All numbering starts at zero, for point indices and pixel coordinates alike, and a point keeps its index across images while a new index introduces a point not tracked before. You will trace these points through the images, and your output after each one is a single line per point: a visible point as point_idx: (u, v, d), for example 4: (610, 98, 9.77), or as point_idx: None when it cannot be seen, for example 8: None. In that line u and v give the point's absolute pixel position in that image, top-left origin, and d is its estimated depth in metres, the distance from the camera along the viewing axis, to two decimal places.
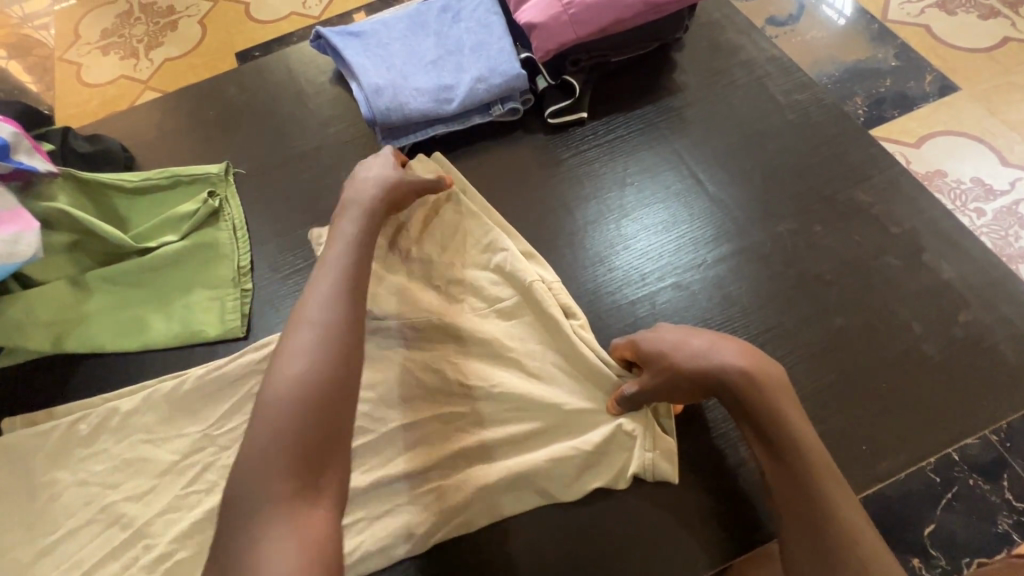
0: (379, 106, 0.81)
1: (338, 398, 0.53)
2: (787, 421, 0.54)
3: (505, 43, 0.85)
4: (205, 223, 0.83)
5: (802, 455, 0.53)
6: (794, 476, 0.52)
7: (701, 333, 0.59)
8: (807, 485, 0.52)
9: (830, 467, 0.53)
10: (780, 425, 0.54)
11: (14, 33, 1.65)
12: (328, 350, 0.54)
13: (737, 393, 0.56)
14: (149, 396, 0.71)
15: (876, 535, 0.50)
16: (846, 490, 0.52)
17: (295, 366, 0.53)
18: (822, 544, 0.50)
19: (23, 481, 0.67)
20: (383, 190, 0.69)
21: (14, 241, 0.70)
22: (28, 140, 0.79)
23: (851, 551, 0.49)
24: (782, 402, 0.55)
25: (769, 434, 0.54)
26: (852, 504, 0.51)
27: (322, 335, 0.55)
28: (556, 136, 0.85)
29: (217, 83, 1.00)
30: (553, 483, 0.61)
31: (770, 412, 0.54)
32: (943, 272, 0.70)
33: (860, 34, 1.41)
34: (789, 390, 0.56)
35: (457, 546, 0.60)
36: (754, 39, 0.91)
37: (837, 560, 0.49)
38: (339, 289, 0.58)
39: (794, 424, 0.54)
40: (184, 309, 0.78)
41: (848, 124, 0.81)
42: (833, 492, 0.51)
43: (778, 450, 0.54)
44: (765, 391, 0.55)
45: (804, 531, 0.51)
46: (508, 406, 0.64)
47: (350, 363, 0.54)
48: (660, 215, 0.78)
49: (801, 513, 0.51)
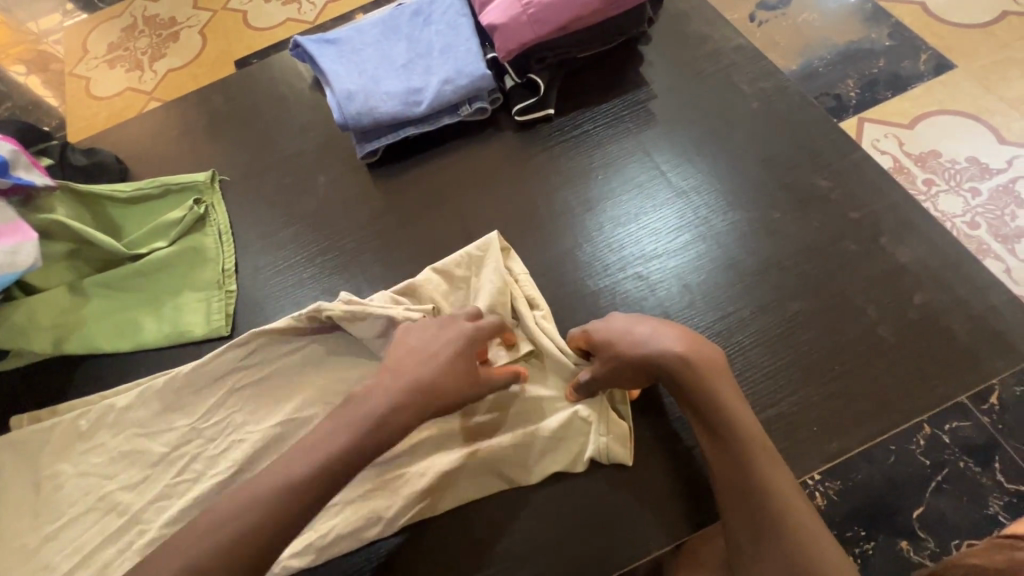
0: (351, 111, 0.85)
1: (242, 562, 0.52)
2: (721, 403, 0.56)
3: (472, 44, 0.87)
4: (192, 229, 0.87)
5: (734, 434, 0.55)
6: (728, 454, 0.55)
7: (646, 322, 0.62)
8: (740, 463, 0.54)
9: (763, 445, 0.55)
10: (717, 408, 0.56)
11: (31, 49, 1.73)
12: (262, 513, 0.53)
13: (676, 377, 0.58)
14: (141, 393, 0.75)
15: (807, 506, 0.52)
16: (780, 466, 0.54)
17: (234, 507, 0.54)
18: (756, 517, 0.52)
19: (30, 473, 0.73)
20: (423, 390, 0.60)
21: (14, 252, 0.75)
22: (27, 157, 0.84)
23: (782, 522, 0.51)
24: (719, 385, 0.57)
25: (705, 417, 0.56)
26: (784, 477, 0.54)
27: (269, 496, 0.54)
28: (524, 133, 0.87)
29: (205, 93, 1.05)
30: (513, 467, 0.64)
31: (707, 394, 0.57)
32: (900, 256, 0.70)
33: (852, 14, 1.39)
34: (727, 372, 0.59)
35: (424, 529, 0.63)
36: (720, 29, 0.92)
37: (770, 533, 0.51)
38: (274, 499, 0.54)
39: (728, 406, 0.56)
40: (173, 311, 0.82)
41: (811, 110, 0.82)
42: (764, 468, 0.54)
43: (713, 432, 0.56)
44: (698, 375, 0.57)
45: (741, 506, 0.53)
46: (471, 396, 0.67)
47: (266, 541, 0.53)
48: (624, 207, 0.79)
49: (737, 490, 0.53)
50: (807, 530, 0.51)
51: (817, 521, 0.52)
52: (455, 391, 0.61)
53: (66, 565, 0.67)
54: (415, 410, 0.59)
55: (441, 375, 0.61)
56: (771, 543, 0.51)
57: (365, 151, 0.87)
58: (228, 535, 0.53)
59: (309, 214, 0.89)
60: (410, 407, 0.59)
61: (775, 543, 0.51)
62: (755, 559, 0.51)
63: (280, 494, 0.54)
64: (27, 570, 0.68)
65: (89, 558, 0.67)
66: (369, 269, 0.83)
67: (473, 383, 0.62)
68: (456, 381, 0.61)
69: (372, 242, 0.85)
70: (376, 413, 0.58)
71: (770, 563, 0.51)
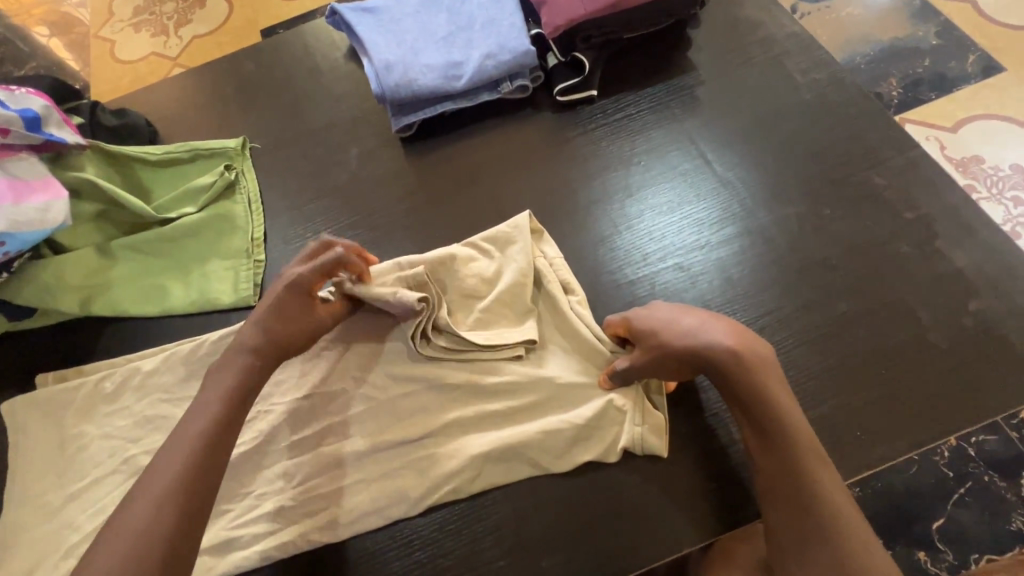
0: (389, 83, 0.83)
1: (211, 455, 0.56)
2: (772, 402, 0.54)
3: (516, 18, 0.84)
4: (222, 195, 0.86)
5: (785, 435, 0.53)
6: (777, 456, 0.53)
7: (693, 314, 0.60)
8: (789, 463, 0.52)
9: (810, 444, 0.53)
10: (767, 405, 0.54)
11: (51, 10, 1.70)
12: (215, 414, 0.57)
13: (725, 373, 0.56)
14: (167, 358, 0.75)
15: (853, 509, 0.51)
16: (828, 467, 0.53)
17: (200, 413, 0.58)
18: (802, 521, 0.51)
19: (55, 432, 0.73)
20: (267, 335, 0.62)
21: (44, 209, 0.74)
22: (59, 114, 0.83)
23: (827, 524, 0.50)
24: (768, 381, 0.55)
25: (756, 414, 0.55)
26: (830, 478, 0.52)
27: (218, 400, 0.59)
28: (564, 114, 0.85)
29: (236, 59, 1.03)
30: (544, 454, 0.62)
31: (755, 389, 0.55)
32: (956, 260, 0.68)
33: (899, 10, 1.34)
34: (776, 368, 0.57)
35: (450, 510, 0.62)
36: (773, 15, 0.88)
37: (816, 537, 0.50)
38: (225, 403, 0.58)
39: (779, 407, 0.54)
40: (201, 278, 0.81)
41: (867, 104, 0.79)
42: (813, 472, 0.52)
43: (764, 431, 0.54)
44: (750, 371, 0.55)
45: (786, 506, 0.52)
46: (503, 380, 0.65)
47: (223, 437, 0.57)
48: (666, 196, 0.77)
49: (785, 491, 0.52)
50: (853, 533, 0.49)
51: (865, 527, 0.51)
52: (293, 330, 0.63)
53: (88, 526, 0.67)
54: (266, 356, 0.61)
55: (271, 324, 0.62)
56: (815, 546, 0.50)
57: (400, 125, 0.85)
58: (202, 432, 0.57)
59: (338, 187, 0.87)
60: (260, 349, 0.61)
61: (820, 548, 0.49)
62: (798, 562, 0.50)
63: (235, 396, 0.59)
64: (50, 527, 0.67)
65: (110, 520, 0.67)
66: (398, 246, 0.81)
67: (305, 328, 0.64)
68: (290, 321, 0.63)
69: (402, 219, 0.83)
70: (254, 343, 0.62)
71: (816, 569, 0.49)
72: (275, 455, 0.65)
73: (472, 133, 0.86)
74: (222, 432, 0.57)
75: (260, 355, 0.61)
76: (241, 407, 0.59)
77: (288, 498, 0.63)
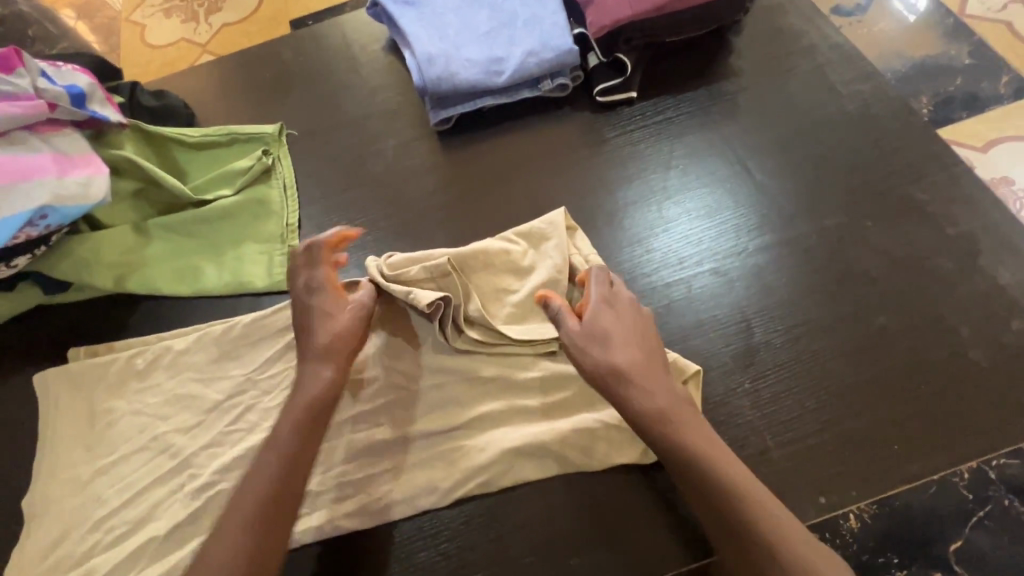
0: (430, 75, 0.83)
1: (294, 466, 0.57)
2: (686, 449, 0.54)
3: (559, 17, 0.85)
4: (258, 179, 0.87)
5: (710, 485, 0.53)
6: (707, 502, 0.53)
7: (620, 349, 0.58)
8: (719, 513, 0.52)
9: (741, 481, 0.53)
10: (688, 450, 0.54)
11: None
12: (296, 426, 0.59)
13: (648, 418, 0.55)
14: (200, 338, 0.75)
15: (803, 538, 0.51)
16: (764, 498, 0.53)
17: (284, 425, 0.59)
18: (758, 575, 0.50)
19: (86, 405, 0.73)
20: (325, 340, 0.62)
21: (86, 184, 0.75)
22: (102, 92, 0.84)
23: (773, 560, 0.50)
24: (683, 421, 0.55)
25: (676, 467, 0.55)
26: (772, 513, 0.52)
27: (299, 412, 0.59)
28: (604, 115, 0.85)
29: (274, 46, 1.04)
30: (576, 451, 0.62)
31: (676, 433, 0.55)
32: (998, 278, 0.67)
33: (932, 28, 1.33)
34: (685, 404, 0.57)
35: (478, 504, 0.62)
36: (816, 26, 0.88)
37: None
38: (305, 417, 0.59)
39: (695, 454, 0.54)
40: (235, 260, 0.82)
41: (910, 118, 0.78)
42: (747, 513, 0.51)
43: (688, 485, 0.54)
44: (660, 417, 0.55)
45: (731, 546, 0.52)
46: (535, 375, 0.65)
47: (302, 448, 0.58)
48: (703, 201, 0.77)
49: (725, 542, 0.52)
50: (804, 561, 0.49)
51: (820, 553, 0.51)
52: (345, 324, 0.63)
53: (115, 501, 0.67)
54: (337, 358, 0.62)
55: (321, 330, 0.63)
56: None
57: (438, 119, 0.86)
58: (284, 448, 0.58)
59: (373, 177, 0.88)
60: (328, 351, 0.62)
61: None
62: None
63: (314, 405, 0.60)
64: (77, 501, 0.68)
65: (138, 496, 0.67)
66: (431, 238, 0.81)
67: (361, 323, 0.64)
68: (338, 318, 0.63)
69: (436, 211, 0.83)
70: (320, 345, 0.62)
71: None
72: None
73: (509, 128, 0.86)
74: (307, 439, 0.59)
75: (330, 361, 0.61)
76: (322, 411, 0.60)
77: (317, 482, 0.63)
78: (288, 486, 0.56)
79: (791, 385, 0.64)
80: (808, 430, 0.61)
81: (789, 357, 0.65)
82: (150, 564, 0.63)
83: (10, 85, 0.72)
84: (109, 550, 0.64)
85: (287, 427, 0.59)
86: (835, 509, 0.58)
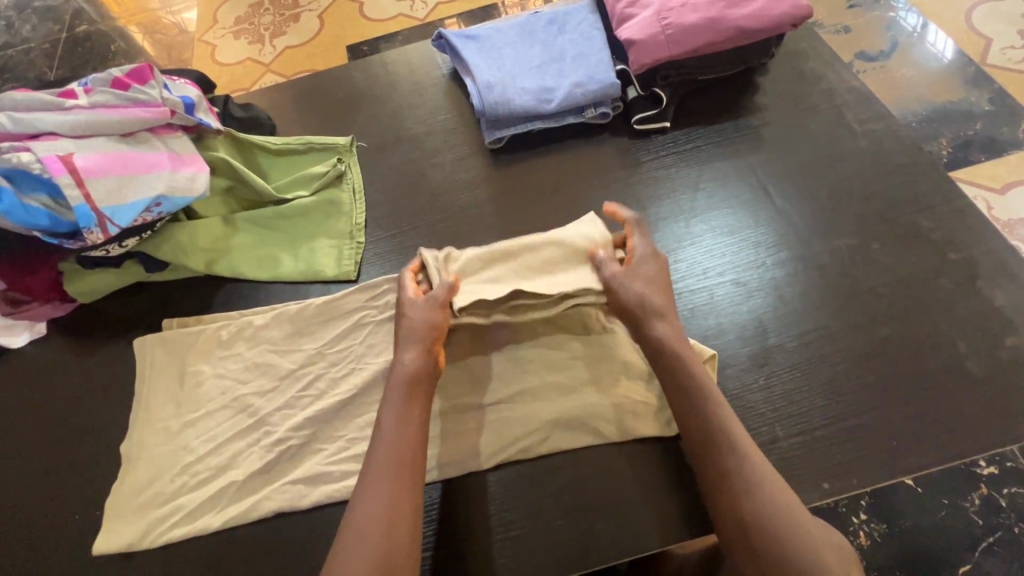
0: (489, 100, 0.95)
1: (398, 525, 0.59)
2: (690, 382, 0.65)
3: (604, 55, 0.96)
4: (331, 183, 0.99)
5: (713, 428, 0.62)
6: (704, 436, 0.62)
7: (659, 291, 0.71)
8: (714, 451, 0.61)
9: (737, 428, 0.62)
10: (692, 388, 0.64)
11: (159, 17, 1.92)
12: (393, 485, 0.61)
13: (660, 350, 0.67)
14: (276, 315, 0.86)
15: (789, 494, 0.58)
16: (751, 445, 0.61)
17: (379, 484, 0.61)
18: (736, 505, 0.58)
19: (178, 368, 0.84)
20: (419, 346, 0.69)
21: (192, 179, 0.87)
22: (206, 103, 0.96)
23: (755, 498, 0.57)
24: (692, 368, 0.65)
25: (687, 410, 0.64)
26: (759, 461, 0.60)
27: (390, 472, 0.61)
28: (640, 140, 0.95)
29: (347, 69, 1.18)
30: (606, 426, 0.71)
31: (682, 375, 0.65)
32: (996, 300, 0.74)
33: (953, 76, 1.42)
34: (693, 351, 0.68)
35: (518, 469, 0.70)
36: (836, 70, 0.98)
37: (755, 526, 0.56)
38: (396, 474, 0.61)
39: (698, 389, 0.64)
40: (309, 252, 0.93)
41: (918, 155, 0.87)
42: (736, 450, 0.60)
43: (698, 429, 0.62)
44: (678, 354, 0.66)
45: (715, 479, 0.60)
46: (571, 360, 0.74)
47: (402, 504, 0.60)
48: (727, 220, 0.86)
49: (719, 484, 0.59)
50: (793, 515, 0.56)
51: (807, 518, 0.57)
52: (430, 335, 0.69)
53: (201, 450, 0.77)
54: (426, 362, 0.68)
55: (410, 337, 0.69)
56: (747, 516, 0.56)
57: (492, 138, 0.98)
58: (383, 509, 0.59)
59: (432, 186, 0.99)
60: (410, 399, 0.66)
61: (762, 543, 0.55)
62: (748, 555, 0.56)
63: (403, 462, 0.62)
64: (168, 448, 0.78)
65: (220, 447, 0.77)
66: (481, 241, 0.91)
67: (438, 313, 0.71)
68: (422, 329, 0.69)
69: (487, 218, 0.93)
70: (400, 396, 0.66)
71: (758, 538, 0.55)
72: (367, 406, 0.77)
73: (554, 148, 0.98)
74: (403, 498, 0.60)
75: (412, 347, 0.69)
76: (413, 467, 0.62)
77: None
78: (396, 550, 0.57)
79: (801, 383, 0.71)
80: (815, 423, 0.69)
81: (801, 358, 0.73)
82: (230, 504, 0.74)
83: (144, 95, 0.85)
84: (196, 490, 0.75)
85: (382, 485, 0.61)
86: (837, 493, 0.64)
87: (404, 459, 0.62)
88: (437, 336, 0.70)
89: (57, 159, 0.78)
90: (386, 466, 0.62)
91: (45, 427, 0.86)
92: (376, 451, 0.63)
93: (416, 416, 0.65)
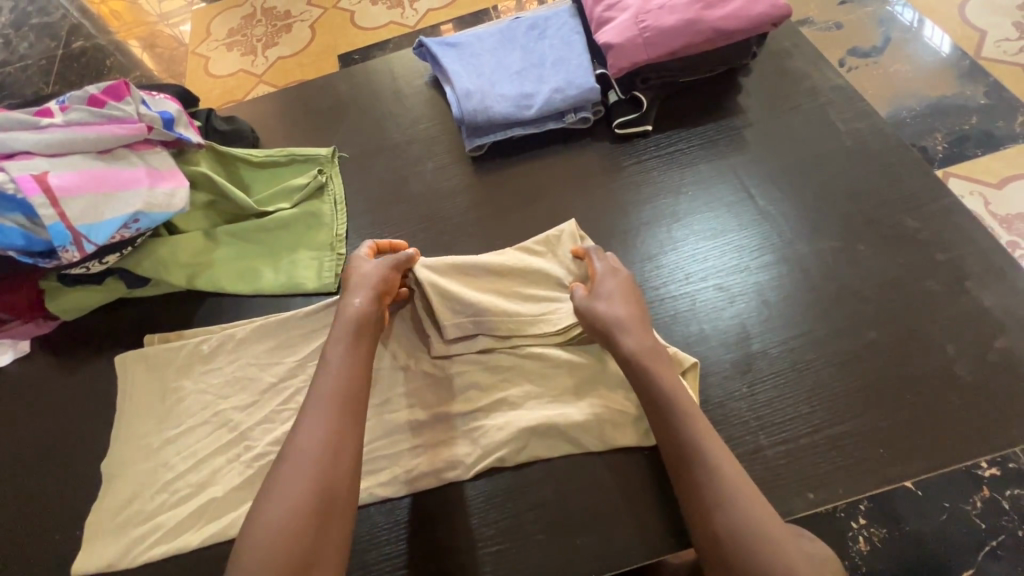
0: (468, 108, 0.94)
1: (337, 444, 0.61)
2: (664, 393, 0.63)
3: (584, 59, 0.95)
4: (312, 195, 0.98)
5: (690, 438, 0.60)
6: (678, 449, 0.60)
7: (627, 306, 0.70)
8: (687, 464, 0.59)
9: (714, 439, 0.61)
10: (667, 400, 0.63)
11: (152, 30, 1.92)
12: (337, 406, 0.63)
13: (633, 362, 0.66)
14: (256, 329, 0.85)
15: (766, 508, 0.56)
16: (730, 457, 0.60)
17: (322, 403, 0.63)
18: (711, 522, 0.56)
19: (159, 383, 0.84)
20: (370, 292, 0.72)
21: (171, 194, 0.87)
22: (186, 117, 0.96)
23: (728, 515, 0.55)
24: (665, 378, 0.64)
25: (664, 422, 0.62)
26: (735, 473, 0.58)
27: (334, 392, 0.64)
28: (623, 145, 0.94)
29: (331, 80, 1.17)
30: (586, 435, 0.69)
31: (654, 387, 0.64)
32: (985, 301, 0.73)
33: (948, 70, 1.40)
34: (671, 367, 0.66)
35: (498, 480, 0.69)
36: (820, 69, 0.97)
37: (730, 542, 0.54)
38: (341, 395, 0.64)
39: (671, 400, 0.63)
40: (290, 265, 0.93)
41: (904, 153, 0.86)
42: (709, 463, 0.59)
43: (674, 445, 0.61)
44: (652, 364, 0.65)
45: (690, 495, 0.58)
46: (550, 368, 0.73)
47: (343, 425, 0.62)
48: (710, 223, 0.84)
49: (695, 500, 0.58)
50: (767, 529, 0.54)
51: (785, 533, 0.55)
52: (382, 286, 0.74)
53: (182, 465, 0.77)
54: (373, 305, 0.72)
55: (362, 288, 0.73)
56: (720, 533, 0.55)
57: (473, 145, 0.97)
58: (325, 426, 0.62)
59: (414, 195, 0.99)
60: (355, 333, 0.69)
61: (735, 562, 0.54)
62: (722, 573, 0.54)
63: (350, 385, 0.65)
64: (149, 465, 0.78)
65: (201, 463, 0.76)
66: (463, 249, 0.90)
67: (392, 272, 0.75)
68: (376, 281, 0.74)
69: (469, 227, 0.92)
70: (343, 334, 0.69)
71: (733, 557, 0.54)
72: None
73: (535, 154, 0.97)
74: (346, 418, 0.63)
75: (361, 293, 0.72)
76: (356, 390, 0.65)
77: None
78: (334, 467, 0.60)
79: (785, 390, 0.70)
80: (799, 432, 0.67)
81: (784, 365, 0.71)
82: (210, 521, 0.73)
83: (120, 111, 0.85)
84: (177, 506, 0.74)
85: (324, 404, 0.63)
86: (823, 503, 0.63)
87: (349, 382, 0.65)
88: (386, 289, 0.74)
89: (31, 178, 0.78)
90: (332, 389, 0.64)
91: (29, 444, 0.85)
92: (322, 373, 0.66)
93: (357, 354, 0.68)
